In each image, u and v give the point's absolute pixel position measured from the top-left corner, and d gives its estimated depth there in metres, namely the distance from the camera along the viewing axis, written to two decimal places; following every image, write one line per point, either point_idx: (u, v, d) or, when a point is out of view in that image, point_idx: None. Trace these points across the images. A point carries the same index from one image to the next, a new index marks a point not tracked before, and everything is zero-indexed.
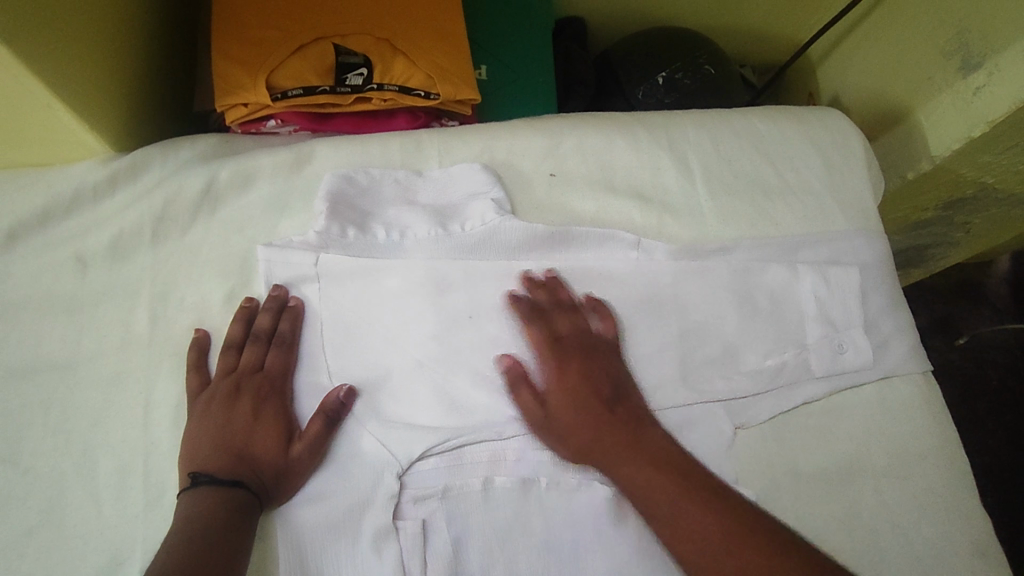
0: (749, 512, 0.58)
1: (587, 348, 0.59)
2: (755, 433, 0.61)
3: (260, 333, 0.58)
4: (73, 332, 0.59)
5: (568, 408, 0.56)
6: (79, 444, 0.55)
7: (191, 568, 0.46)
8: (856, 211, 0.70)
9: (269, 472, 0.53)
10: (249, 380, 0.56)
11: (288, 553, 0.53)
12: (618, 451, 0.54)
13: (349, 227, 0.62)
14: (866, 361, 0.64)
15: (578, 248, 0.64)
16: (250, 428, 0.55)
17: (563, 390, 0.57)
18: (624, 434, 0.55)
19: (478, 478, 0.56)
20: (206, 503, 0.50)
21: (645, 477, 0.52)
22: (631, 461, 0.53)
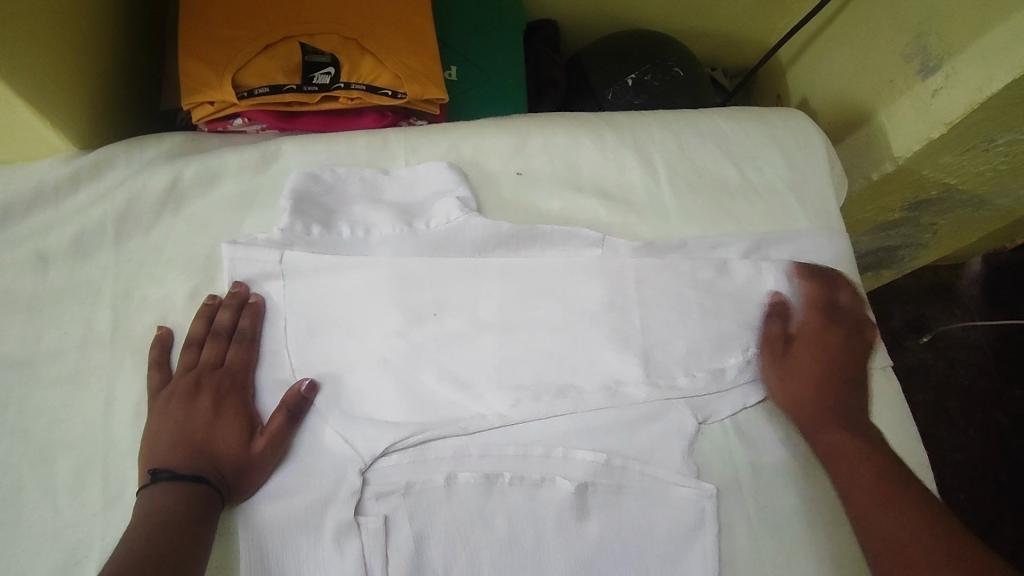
0: (712, 506, 0.57)
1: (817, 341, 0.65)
2: (718, 428, 0.61)
3: (221, 329, 0.58)
4: (32, 330, 0.58)
5: (806, 368, 0.64)
6: (37, 443, 0.55)
7: (151, 563, 0.46)
8: (818, 209, 0.71)
9: (230, 468, 0.53)
10: (210, 377, 0.56)
11: (248, 552, 0.52)
12: (821, 412, 0.62)
13: (315, 225, 0.62)
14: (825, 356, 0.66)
15: (543, 246, 0.65)
16: (211, 424, 0.54)
17: (818, 353, 0.65)
18: (820, 396, 0.62)
19: (442, 474, 0.55)
20: (166, 499, 0.50)
21: (853, 442, 0.59)
22: (833, 421, 0.61)
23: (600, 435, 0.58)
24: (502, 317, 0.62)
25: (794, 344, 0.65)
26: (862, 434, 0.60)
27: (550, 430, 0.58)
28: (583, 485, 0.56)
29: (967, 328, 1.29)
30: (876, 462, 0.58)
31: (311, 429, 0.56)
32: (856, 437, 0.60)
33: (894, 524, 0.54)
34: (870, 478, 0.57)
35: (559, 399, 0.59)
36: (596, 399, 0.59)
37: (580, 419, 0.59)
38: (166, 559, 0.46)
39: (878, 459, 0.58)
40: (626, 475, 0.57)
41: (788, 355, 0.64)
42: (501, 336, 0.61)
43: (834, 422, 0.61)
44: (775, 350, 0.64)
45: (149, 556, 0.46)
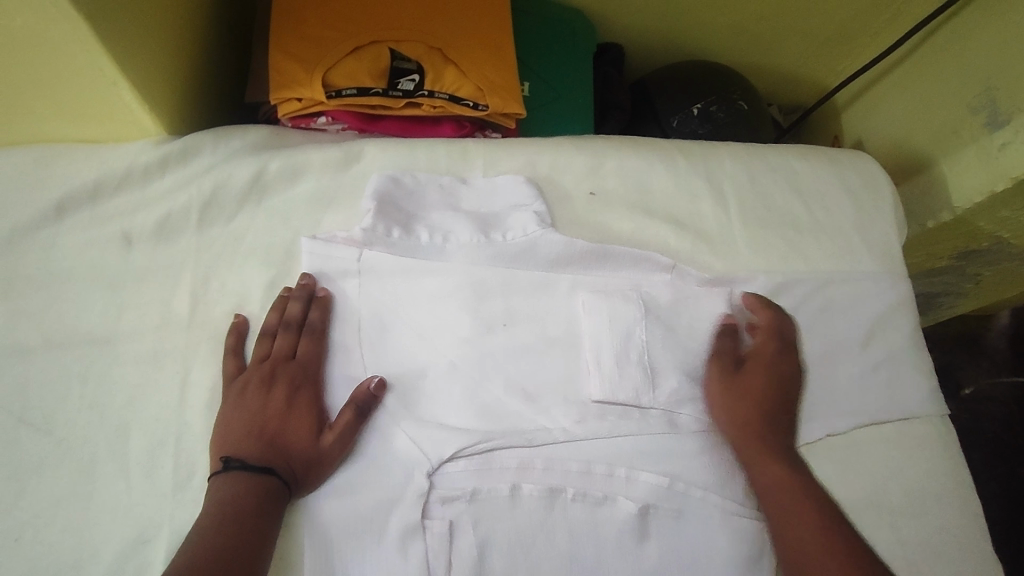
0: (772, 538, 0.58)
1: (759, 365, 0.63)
2: (778, 461, 0.61)
3: (293, 321, 0.59)
4: (113, 306, 0.59)
5: (743, 396, 0.62)
6: (113, 419, 0.56)
7: (224, 553, 0.46)
8: (882, 252, 0.72)
9: (299, 461, 0.54)
10: (282, 368, 0.57)
11: (316, 547, 0.53)
12: (759, 455, 0.59)
13: (395, 227, 0.63)
14: (889, 401, 0.65)
15: (614, 266, 0.65)
16: (283, 416, 0.55)
17: (754, 382, 0.62)
18: (766, 432, 0.60)
19: (507, 484, 0.56)
20: (236, 491, 0.51)
21: (794, 479, 0.58)
22: (777, 464, 0.59)
23: (665, 459, 0.59)
24: (570, 334, 0.63)
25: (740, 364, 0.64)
26: (819, 499, 0.57)
27: (614, 450, 0.59)
28: (645, 506, 0.57)
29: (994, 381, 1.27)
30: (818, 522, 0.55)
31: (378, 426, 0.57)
32: (801, 491, 0.58)
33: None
34: (801, 514, 0.56)
35: (623, 419, 0.60)
36: (658, 423, 0.60)
37: (644, 441, 0.59)
38: (238, 557, 0.47)
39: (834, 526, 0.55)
40: (688, 501, 0.58)
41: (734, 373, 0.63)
42: (568, 352, 0.62)
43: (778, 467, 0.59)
44: (723, 370, 0.63)
45: (220, 552, 0.46)
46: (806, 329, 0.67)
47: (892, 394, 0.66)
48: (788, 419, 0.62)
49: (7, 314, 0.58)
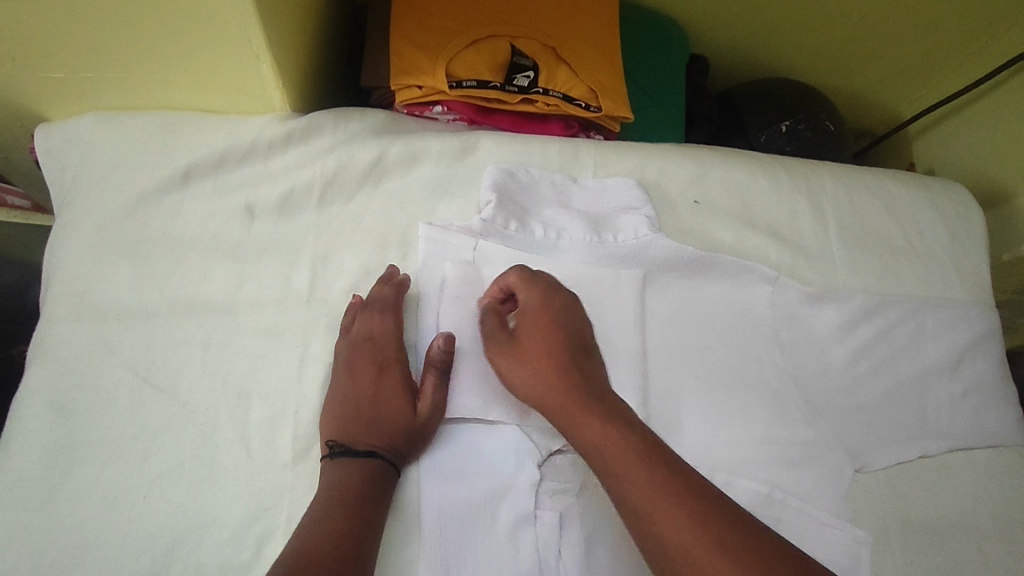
0: (868, 553, 0.59)
1: (556, 328, 0.54)
2: (872, 476, 0.63)
3: (368, 303, 0.59)
4: (233, 276, 0.60)
5: (532, 360, 0.53)
6: (233, 387, 0.56)
7: (339, 533, 0.48)
8: (973, 283, 0.73)
9: (399, 439, 0.54)
10: (362, 350, 0.57)
11: (432, 533, 0.53)
12: (569, 412, 0.50)
13: (512, 220, 0.64)
14: (978, 429, 0.66)
15: (719, 275, 0.67)
16: (371, 398, 0.55)
17: (530, 339, 0.54)
18: (576, 389, 0.51)
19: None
20: (342, 481, 0.51)
21: (611, 432, 0.48)
22: (593, 419, 0.49)
23: (763, 468, 0.60)
24: (672, 339, 0.64)
25: (518, 335, 0.55)
26: (658, 461, 0.46)
27: (717, 457, 0.60)
28: None
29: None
30: (686, 490, 0.45)
31: (484, 412, 0.57)
32: (645, 451, 0.47)
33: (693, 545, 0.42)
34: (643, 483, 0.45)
35: (726, 427, 0.61)
36: (761, 431, 0.62)
37: (745, 450, 0.61)
38: (352, 548, 0.48)
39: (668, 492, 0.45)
40: (784, 510, 0.59)
41: (519, 341, 0.55)
42: (672, 357, 0.63)
43: (592, 420, 0.49)
44: (506, 342, 0.55)
45: (333, 545, 0.47)
46: (900, 352, 0.68)
47: (982, 422, 0.67)
48: (595, 371, 0.53)
49: (132, 276, 0.58)
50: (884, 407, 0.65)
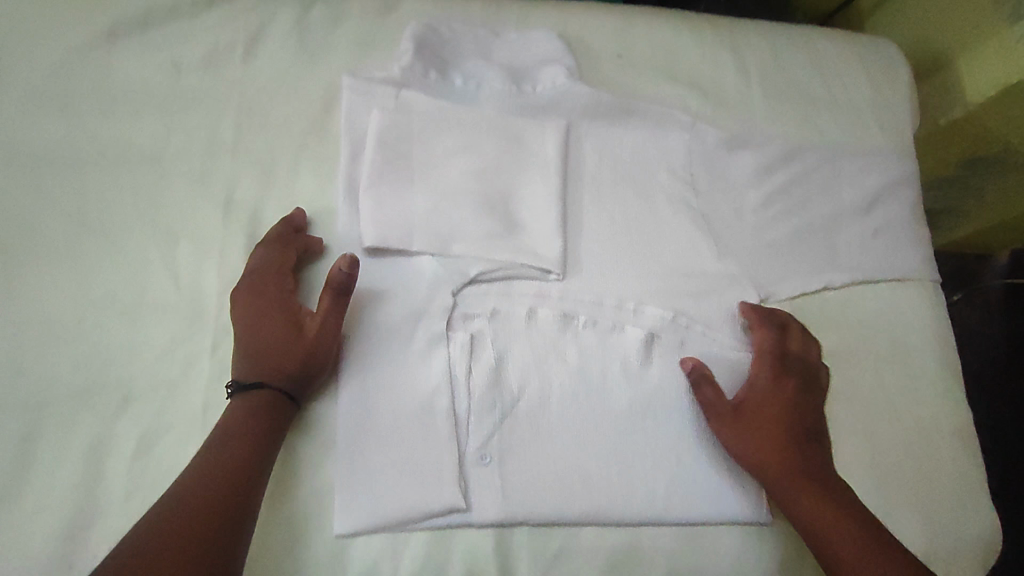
0: (765, 371, 0.63)
1: (784, 366, 0.61)
2: (776, 305, 0.66)
3: (269, 243, 0.58)
4: (160, 127, 0.62)
5: (766, 438, 0.59)
6: (162, 225, 0.59)
7: (214, 480, 0.49)
8: (893, 131, 0.75)
9: (291, 366, 0.53)
10: (254, 286, 0.56)
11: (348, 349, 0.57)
12: (804, 490, 0.57)
13: (432, 70, 0.66)
14: (883, 263, 0.69)
15: (634, 121, 0.69)
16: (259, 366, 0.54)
17: (772, 407, 0.60)
18: (799, 465, 0.58)
19: (524, 308, 0.61)
20: (249, 422, 0.52)
21: (834, 510, 0.56)
22: (817, 500, 0.56)
23: (668, 297, 0.64)
24: (590, 178, 0.66)
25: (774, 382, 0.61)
26: (861, 519, 0.56)
27: (626, 287, 0.64)
28: (651, 336, 0.62)
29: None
30: (870, 533, 0.55)
31: (403, 244, 0.60)
32: (846, 510, 0.56)
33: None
34: (861, 544, 0.54)
35: (636, 259, 0.65)
36: (668, 263, 0.65)
37: (652, 280, 0.64)
38: (250, 495, 0.50)
39: (874, 543, 0.54)
40: (687, 334, 0.63)
41: (762, 398, 0.60)
42: (589, 197, 0.66)
43: (822, 505, 0.56)
44: (728, 415, 0.59)
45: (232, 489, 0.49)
46: (813, 194, 0.70)
47: (888, 257, 0.70)
48: (822, 443, 0.60)
49: (63, 127, 0.61)
50: (795, 245, 0.68)
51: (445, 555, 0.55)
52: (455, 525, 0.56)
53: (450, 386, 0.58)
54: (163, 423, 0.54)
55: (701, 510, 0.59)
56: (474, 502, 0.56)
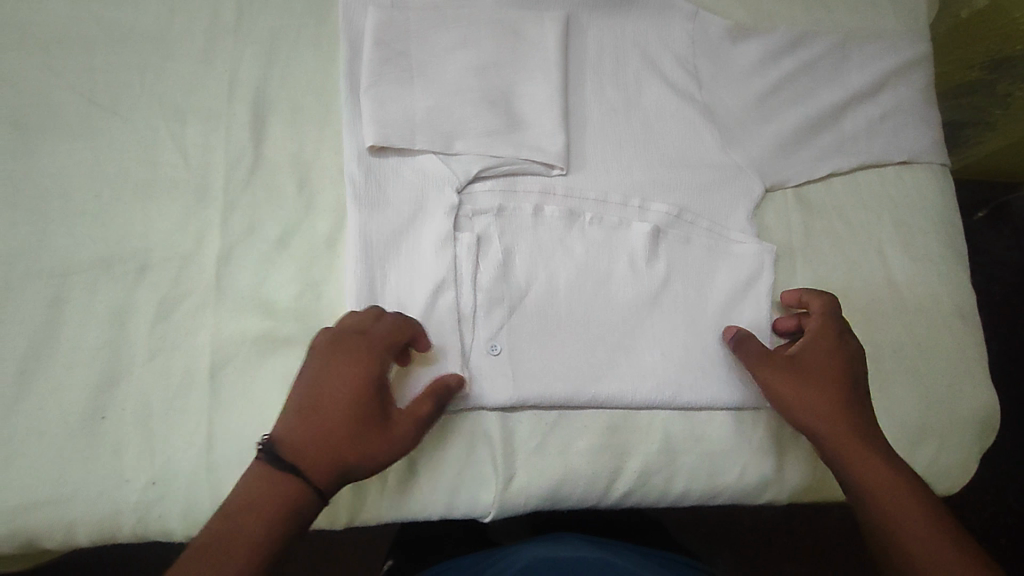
0: (771, 260, 0.63)
1: (845, 368, 0.56)
2: (782, 194, 0.67)
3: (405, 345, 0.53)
4: (165, 11, 0.63)
5: (816, 389, 0.55)
6: (169, 104, 0.61)
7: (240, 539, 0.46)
8: (906, 12, 0.73)
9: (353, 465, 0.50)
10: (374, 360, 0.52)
11: (360, 253, 0.57)
12: (857, 445, 0.53)
13: None
14: (892, 146, 0.69)
15: (635, 12, 0.67)
16: (303, 407, 0.50)
17: (821, 357, 0.57)
18: (858, 421, 0.55)
19: (530, 205, 0.61)
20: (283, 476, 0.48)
21: (891, 471, 0.52)
22: (874, 456, 0.53)
23: (673, 192, 0.64)
24: (591, 72, 0.66)
25: (816, 374, 0.56)
26: (917, 487, 0.52)
27: (631, 183, 0.64)
28: (657, 231, 0.62)
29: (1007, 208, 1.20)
30: (925, 507, 0.51)
31: (405, 143, 0.59)
32: (904, 477, 0.52)
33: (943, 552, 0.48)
34: (914, 514, 0.50)
35: (638, 153, 0.64)
36: (672, 158, 0.65)
37: (657, 175, 0.64)
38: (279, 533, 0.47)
39: (928, 514, 0.50)
40: (694, 230, 0.63)
41: (810, 384, 0.56)
42: (590, 93, 0.65)
43: (879, 462, 0.53)
44: (783, 365, 0.56)
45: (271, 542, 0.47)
46: (820, 84, 0.69)
47: (898, 140, 0.69)
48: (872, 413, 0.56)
49: (71, 10, 0.62)
50: (801, 136, 0.67)
51: (450, 416, 0.57)
52: (464, 410, 0.57)
53: (457, 288, 0.58)
54: (178, 290, 0.57)
55: (709, 394, 0.59)
56: (484, 389, 0.56)
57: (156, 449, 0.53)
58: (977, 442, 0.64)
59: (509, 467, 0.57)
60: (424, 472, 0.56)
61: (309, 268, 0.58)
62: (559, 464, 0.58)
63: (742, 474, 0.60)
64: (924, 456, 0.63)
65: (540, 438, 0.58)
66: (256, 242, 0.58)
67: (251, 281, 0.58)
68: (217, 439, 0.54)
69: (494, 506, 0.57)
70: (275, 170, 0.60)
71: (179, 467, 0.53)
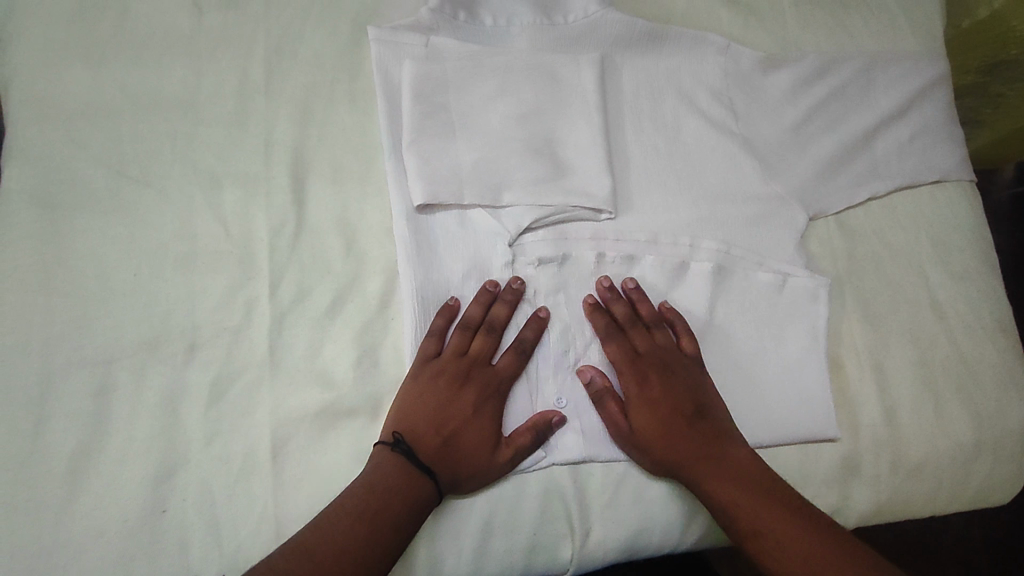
0: (825, 294, 0.63)
1: (638, 379, 0.57)
2: (824, 222, 0.67)
3: (522, 345, 0.56)
4: (190, 71, 0.60)
5: (645, 421, 0.56)
6: (204, 172, 0.58)
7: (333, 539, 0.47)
8: (926, 31, 0.74)
9: (466, 471, 0.53)
10: (481, 372, 0.55)
11: (423, 319, 0.56)
12: (700, 469, 0.54)
13: (460, 10, 0.64)
14: (925, 166, 0.70)
15: (669, 49, 0.67)
16: (433, 419, 0.54)
17: (645, 405, 0.56)
18: (697, 442, 0.55)
19: (588, 250, 0.61)
20: (393, 475, 0.50)
21: (740, 485, 0.52)
22: (730, 475, 0.53)
23: (722, 229, 0.63)
24: (628, 112, 0.65)
25: (632, 408, 0.56)
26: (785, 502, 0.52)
27: (680, 223, 0.63)
28: (717, 269, 0.62)
29: (1001, 201, 1.23)
30: (795, 522, 0.50)
31: (454, 199, 0.58)
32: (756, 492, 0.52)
33: (814, 560, 0.48)
34: (776, 529, 0.50)
35: (684, 190, 0.64)
36: (718, 195, 0.64)
37: (705, 212, 0.64)
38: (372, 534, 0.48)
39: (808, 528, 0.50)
40: (744, 264, 0.63)
41: (641, 421, 0.56)
42: (629, 134, 0.65)
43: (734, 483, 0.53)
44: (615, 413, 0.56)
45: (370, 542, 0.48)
46: (851, 108, 0.69)
47: (929, 159, 0.70)
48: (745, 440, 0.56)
49: (91, 77, 0.59)
50: (838, 163, 0.67)
51: (521, 477, 0.55)
52: (536, 470, 0.56)
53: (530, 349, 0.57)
54: (232, 367, 0.54)
55: (775, 433, 0.59)
56: (556, 444, 0.56)
57: (224, 538, 0.51)
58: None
59: (584, 523, 0.56)
60: (501, 537, 0.55)
61: (364, 334, 0.56)
62: (633, 516, 0.57)
63: None
64: (980, 474, 0.64)
65: (612, 491, 0.57)
66: (307, 309, 0.56)
67: (306, 351, 0.55)
68: (286, 523, 0.52)
69: (573, 562, 0.57)
70: (320, 232, 0.58)
71: (249, 557, 0.51)
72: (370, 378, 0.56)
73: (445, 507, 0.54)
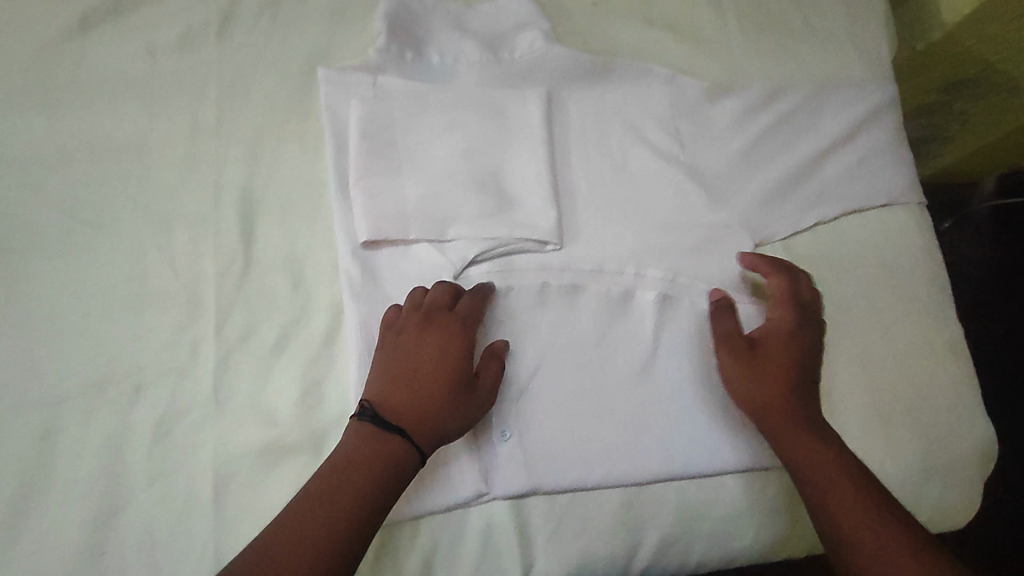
0: None
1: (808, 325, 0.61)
2: (772, 249, 0.68)
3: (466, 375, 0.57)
4: (142, 115, 0.62)
5: (776, 356, 0.59)
6: (154, 213, 0.59)
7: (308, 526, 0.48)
8: (873, 58, 0.75)
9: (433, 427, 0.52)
10: (441, 318, 0.56)
11: (366, 354, 0.57)
12: (800, 421, 0.57)
13: (407, 49, 0.66)
14: (872, 191, 0.71)
15: (615, 81, 0.69)
16: (398, 369, 0.54)
17: (795, 350, 0.59)
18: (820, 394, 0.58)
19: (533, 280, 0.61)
20: (359, 459, 0.50)
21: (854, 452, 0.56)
22: (840, 442, 0.56)
23: (669, 257, 0.64)
24: (576, 144, 0.67)
25: (764, 347, 0.59)
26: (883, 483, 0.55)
27: (626, 252, 0.64)
28: (663, 297, 0.63)
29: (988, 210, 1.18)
30: (887, 503, 0.53)
31: (399, 236, 0.59)
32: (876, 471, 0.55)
33: (889, 533, 0.52)
34: (856, 503, 0.53)
35: (630, 219, 0.65)
36: (665, 223, 0.65)
37: (651, 241, 0.65)
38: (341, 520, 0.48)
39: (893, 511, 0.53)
40: (691, 291, 0.64)
41: (765, 355, 0.59)
42: (576, 166, 0.66)
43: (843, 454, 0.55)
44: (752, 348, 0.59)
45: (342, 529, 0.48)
46: (798, 134, 0.70)
47: (876, 184, 0.71)
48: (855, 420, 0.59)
49: (46, 122, 0.61)
50: (786, 190, 0.68)
51: (463, 510, 0.56)
52: (482, 501, 0.56)
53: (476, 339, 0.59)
54: (178, 405, 0.55)
55: (721, 462, 0.59)
56: (501, 477, 0.56)
57: None
58: (978, 478, 0.65)
59: (526, 555, 0.57)
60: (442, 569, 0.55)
61: (309, 370, 0.57)
62: (576, 547, 0.57)
63: (754, 535, 0.61)
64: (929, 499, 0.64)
65: (555, 522, 0.57)
66: (252, 347, 0.57)
67: (252, 389, 0.56)
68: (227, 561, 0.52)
69: None
70: (267, 270, 0.59)
71: None
72: (315, 413, 0.56)
73: (388, 542, 0.55)
